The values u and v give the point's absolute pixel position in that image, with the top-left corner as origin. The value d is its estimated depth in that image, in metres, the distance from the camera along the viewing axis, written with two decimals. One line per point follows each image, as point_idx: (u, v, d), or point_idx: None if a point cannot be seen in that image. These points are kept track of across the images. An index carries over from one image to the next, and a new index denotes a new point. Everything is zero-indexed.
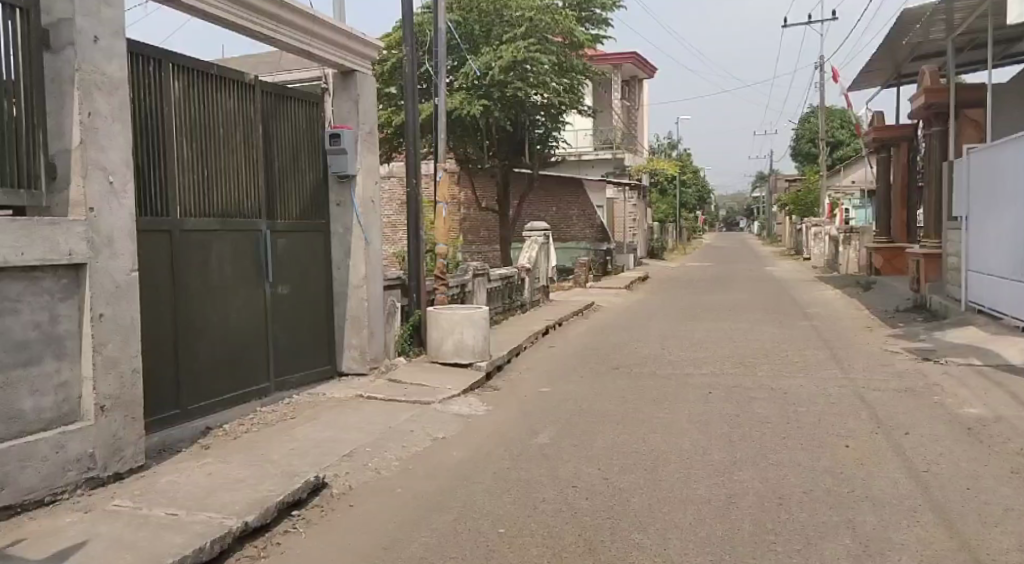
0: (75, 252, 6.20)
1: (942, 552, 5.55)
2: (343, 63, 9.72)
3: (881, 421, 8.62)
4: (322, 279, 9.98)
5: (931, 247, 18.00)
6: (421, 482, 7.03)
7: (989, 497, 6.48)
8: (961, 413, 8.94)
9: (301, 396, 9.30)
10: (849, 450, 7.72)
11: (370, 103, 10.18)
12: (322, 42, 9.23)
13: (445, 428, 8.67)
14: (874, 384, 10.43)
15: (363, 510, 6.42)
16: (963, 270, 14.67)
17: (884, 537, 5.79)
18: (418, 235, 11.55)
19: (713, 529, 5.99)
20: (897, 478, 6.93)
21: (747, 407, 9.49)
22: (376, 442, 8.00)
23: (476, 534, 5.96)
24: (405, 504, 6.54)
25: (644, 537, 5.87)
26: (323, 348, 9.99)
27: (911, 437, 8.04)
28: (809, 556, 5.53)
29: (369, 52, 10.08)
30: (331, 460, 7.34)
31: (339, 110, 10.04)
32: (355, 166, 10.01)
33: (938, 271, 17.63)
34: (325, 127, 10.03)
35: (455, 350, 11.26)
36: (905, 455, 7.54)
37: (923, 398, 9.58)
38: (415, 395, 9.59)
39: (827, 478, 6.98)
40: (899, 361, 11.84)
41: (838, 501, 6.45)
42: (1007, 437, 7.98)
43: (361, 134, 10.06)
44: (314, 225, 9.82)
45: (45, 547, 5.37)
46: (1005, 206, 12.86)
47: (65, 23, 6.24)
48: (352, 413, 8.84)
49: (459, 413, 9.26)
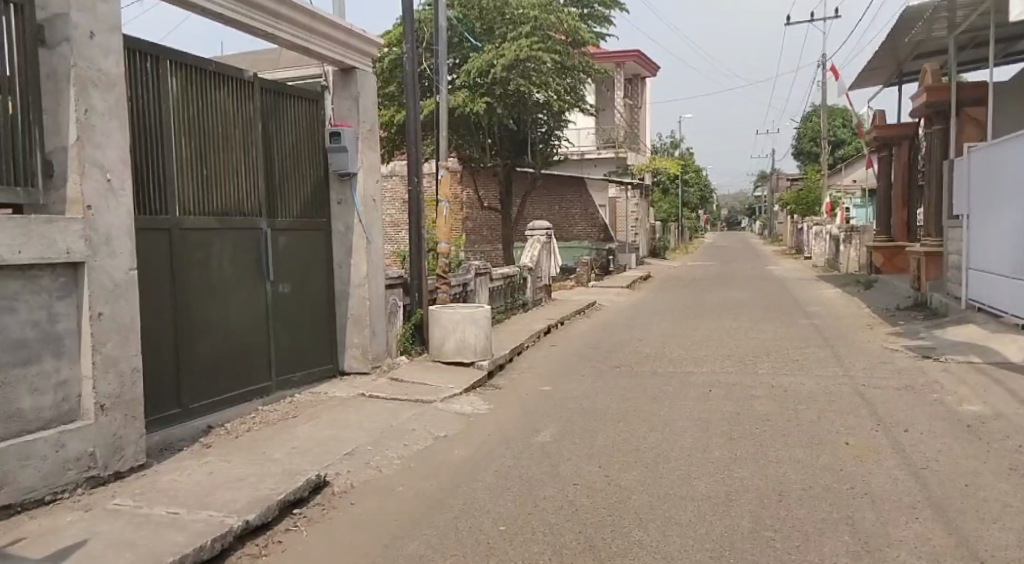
0: (73, 251, 6.20)
1: (941, 549, 5.54)
2: (344, 60, 9.69)
3: (881, 419, 8.64)
4: (323, 278, 9.96)
5: (931, 246, 18.04)
6: (422, 480, 7.04)
7: (988, 492, 6.49)
8: (960, 410, 8.95)
9: (301, 395, 9.28)
10: (849, 447, 7.72)
11: (371, 100, 10.16)
12: (322, 39, 9.21)
13: (446, 426, 8.68)
14: (876, 382, 10.42)
15: (363, 507, 6.43)
16: (963, 269, 14.70)
17: (883, 534, 5.78)
18: (420, 234, 11.54)
19: (713, 525, 5.99)
20: (897, 475, 6.93)
21: (748, 404, 9.51)
22: (378, 440, 8.00)
23: (475, 531, 5.97)
24: (405, 501, 6.55)
25: (644, 534, 5.87)
26: (324, 347, 9.98)
27: (911, 435, 8.05)
28: (808, 553, 5.52)
29: (369, 49, 10.05)
30: (332, 459, 7.34)
31: (339, 108, 10.02)
32: (356, 164, 9.99)
33: (938, 270, 17.65)
34: (325, 125, 10.01)
35: (457, 350, 11.26)
36: (904, 453, 7.53)
37: (923, 396, 9.60)
38: (416, 394, 9.58)
39: (828, 476, 6.98)
40: (899, 359, 11.88)
41: (838, 499, 6.44)
42: (1006, 434, 7.98)
43: (362, 132, 10.03)
44: (314, 224, 9.80)
45: (45, 547, 5.36)
46: (1004, 204, 12.89)
47: (61, 18, 6.24)
48: (354, 411, 8.84)
49: (460, 411, 9.26)
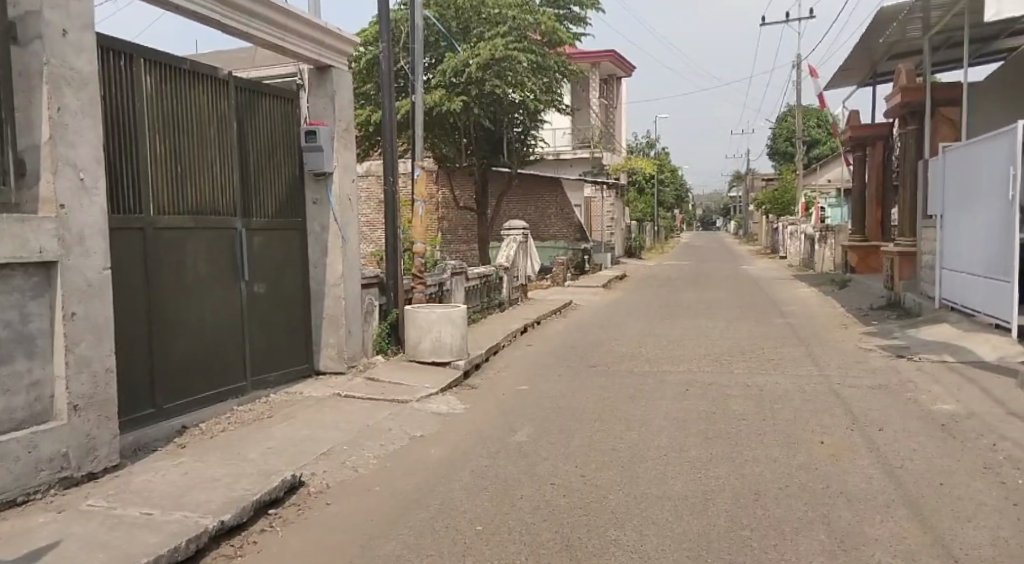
0: (45, 250, 6.13)
1: (915, 547, 5.61)
2: (319, 59, 9.66)
3: (856, 418, 8.74)
4: (299, 278, 9.93)
5: (906, 245, 18.24)
6: (399, 480, 7.03)
7: (962, 491, 6.58)
8: (935, 409, 9.07)
9: (277, 394, 9.24)
10: (825, 446, 7.81)
11: (347, 99, 10.13)
12: (297, 37, 9.17)
13: (423, 426, 8.67)
14: (851, 381, 10.55)
15: (340, 508, 6.42)
16: (936, 269, 14.89)
17: (859, 532, 5.85)
18: (397, 233, 11.51)
19: (689, 524, 6.03)
20: (872, 474, 7.01)
21: (724, 403, 9.59)
22: (354, 440, 7.98)
23: (453, 531, 5.97)
24: (383, 501, 6.54)
25: (622, 534, 5.90)
26: (300, 347, 9.94)
27: (885, 434, 8.15)
28: (785, 551, 5.58)
29: (345, 47, 10.02)
30: (308, 459, 7.31)
31: (314, 107, 9.98)
32: (332, 163, 9.95)
33: (913, 270, 17.83)
34: (301, 124, 9.96)
35: (434, 349, 11.24)
36: (878, 451, 7.63)
37: (897, 395, 9.73)
38: (393, 394, 9.57)
39: (803, 474, 7.05)
40: (872, 358, 12.03)
41: (813, 497, 6.51)
42: (980, 433, 8.10)
43: (337, 131, 9.99)
44: (290, 224, 9.77)
45: (17, 548, 5.31)
46: (978, 205, 13.06)
47: (33, 16, 6.18)
48: (329, 411, 8.81)
49: (437, 411, 9.26)
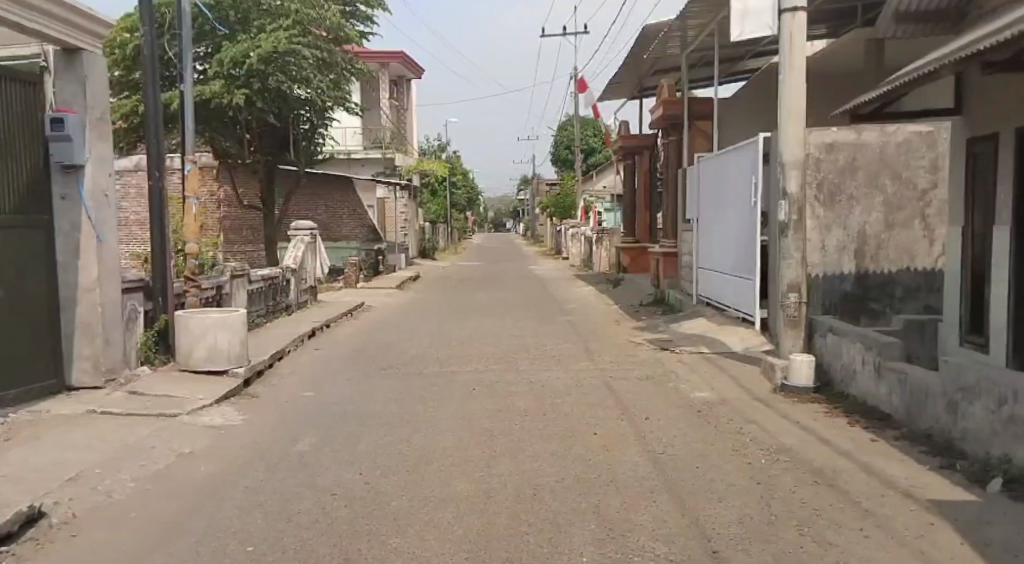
0: None
1: (675, 529, 5.83)
2: (66, 41, 8.81)
3: (626, 408, 9.09)
4: (46, 283, 9.01)
5: (668, 246, 19.38)
6: (161, 502, 6.49)
7: (717, 473, 6.95)
8: (693, 396, 9.62)
9: (20, 415, 8.33)
10: (597, 437, 8.05)
11: (99, 85, 9.32)
12: (39, 15, 8.30)
13: (191, 441, 8.11)
14: (623, 373, 11.00)
15: (89, 538, 5.83)
16: (693, 268, 15.92)
17: (626, 519, 6.02)
18: (163, 232, 10.75)
19: (469, 525, 5.97)
20: (636, 461, 7.30)
21: (507, 400, 9.68)
22: (110, 462, 7.31)
23: (220, 555, 5.57)
24: (142, 528, 6.01)
25: (403, 542, 5.73)
26: (48, 359, 9.02)
27: (652, 422, 8.53)
28: (558, 545, 5.63)
29: (97, 30, 9.21)
30: (53, 487, 6.60)
31: (61, 92, 9.10)
32: (83, 154, 9.11)
33: (674, 270, 18.95)
34: (46, 111, 9.05)
35: (209, 357, 10.56)
36: (645, 439, 7.96)
37: (662, 384, 10.24)
38: (159, 408, 8.89)
39: (577, 466, 7.21)
40: (641, 351, 12.63)
41: (586, 488, 6.66)
42: (731, 419, 8.63)
43: (88, 119, 9.16)
44: (33, 223, 8.84)
45: None
46: (725, 208, 14.04)
47: None
48: (82, 430, 8.05)
49: (209, 424, 8.68)
